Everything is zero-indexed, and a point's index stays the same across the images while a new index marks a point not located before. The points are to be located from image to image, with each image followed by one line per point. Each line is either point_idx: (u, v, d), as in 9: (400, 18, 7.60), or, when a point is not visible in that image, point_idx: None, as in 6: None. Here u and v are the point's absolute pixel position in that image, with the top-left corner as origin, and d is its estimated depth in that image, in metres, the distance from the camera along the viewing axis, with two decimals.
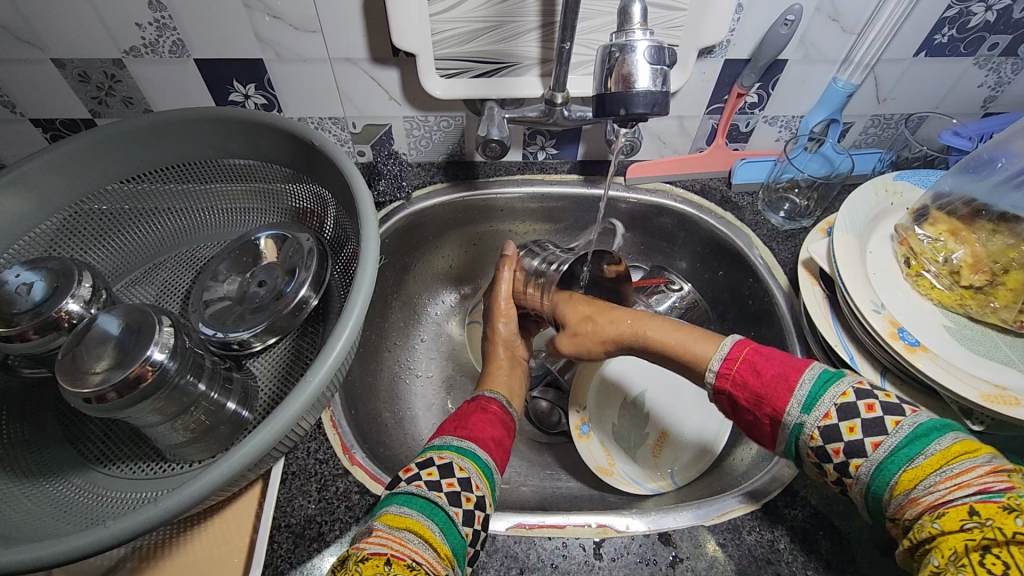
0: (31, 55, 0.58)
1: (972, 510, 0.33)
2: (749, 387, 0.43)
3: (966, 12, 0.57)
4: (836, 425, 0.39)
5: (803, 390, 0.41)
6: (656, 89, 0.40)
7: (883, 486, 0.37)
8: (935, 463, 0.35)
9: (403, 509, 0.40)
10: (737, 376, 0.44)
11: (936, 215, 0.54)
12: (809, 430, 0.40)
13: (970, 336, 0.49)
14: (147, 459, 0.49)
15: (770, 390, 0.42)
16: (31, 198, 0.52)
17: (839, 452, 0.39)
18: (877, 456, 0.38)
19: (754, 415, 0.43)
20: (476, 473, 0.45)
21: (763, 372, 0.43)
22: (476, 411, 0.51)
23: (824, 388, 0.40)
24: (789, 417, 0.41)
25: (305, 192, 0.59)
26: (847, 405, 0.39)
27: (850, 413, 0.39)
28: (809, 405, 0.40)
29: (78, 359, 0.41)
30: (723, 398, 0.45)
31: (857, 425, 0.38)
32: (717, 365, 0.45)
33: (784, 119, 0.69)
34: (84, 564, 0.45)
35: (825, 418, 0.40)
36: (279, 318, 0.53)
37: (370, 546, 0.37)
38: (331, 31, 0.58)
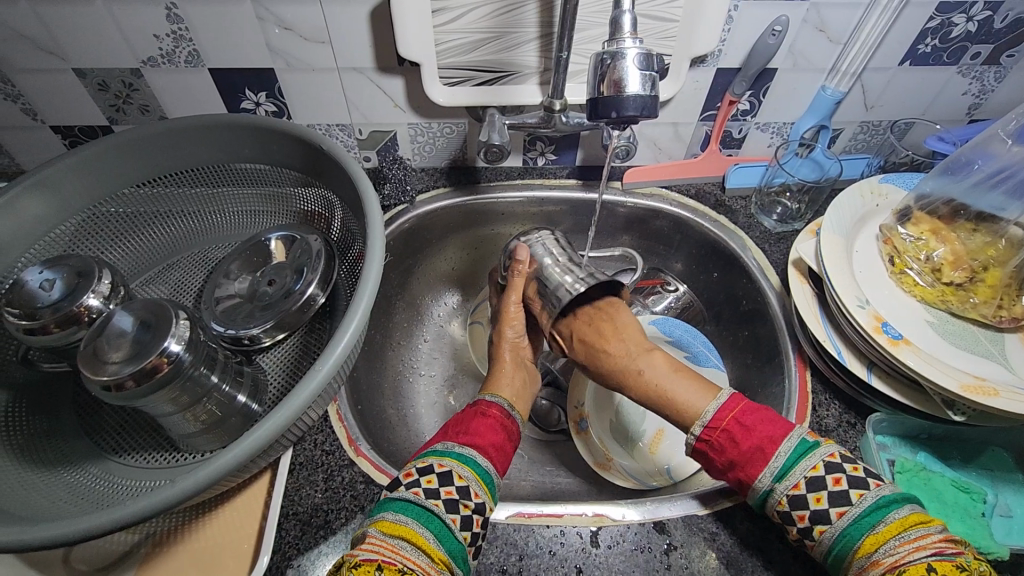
0: (53, 65, 0.61)
1: (930, 567, 0.35)
2: (732, 439, 0.44)
3: (947, 22, 0.59)
4: (803, 495, 0.41)
5: (780, 460, 0.42)
6: (645, 94, 0.43)
7: (846, 550, 0.39)
8: (893, 529, 0.37)
9: (398, 517, 0.40)
10: (725, 431, 0.45)
11: (917, 215, 0.57)
12: (776, 496, 0.42)
13: (952, 330, 0.51)
14: (160, 450, 0.51)
15: (750, 455, 0.43)
16: (52, 201, 0.55)
17: (804, 518, 0.41)
18: (841, 523, 0.40)
19: (729, 469, 0.45)
20: (475, 481, 0.44)
21: (749, 435, 0.44)
22: (477, 416, 0.50)
23: (800, 457, 0.42)
24: (760, 483, 0.43)
25: (314, 196, 0.62)
26: (816, 479, 0.41)
27: (818, 485, 0.41)
28: (782, 475, 0.42)
29: (98, 349, 0.43)
30: (702, 446, 0.46)
31: (824, 496, 0.41)
32: (707, 418, 0.45)
33: (775, 125, 0.71)
34: (100, 549, 0.47)
35: (795, 488, 0.42)
36: (288, 314, 0.56)
37: (362, 552, 0.38)
38: (340, 42, 0.61)
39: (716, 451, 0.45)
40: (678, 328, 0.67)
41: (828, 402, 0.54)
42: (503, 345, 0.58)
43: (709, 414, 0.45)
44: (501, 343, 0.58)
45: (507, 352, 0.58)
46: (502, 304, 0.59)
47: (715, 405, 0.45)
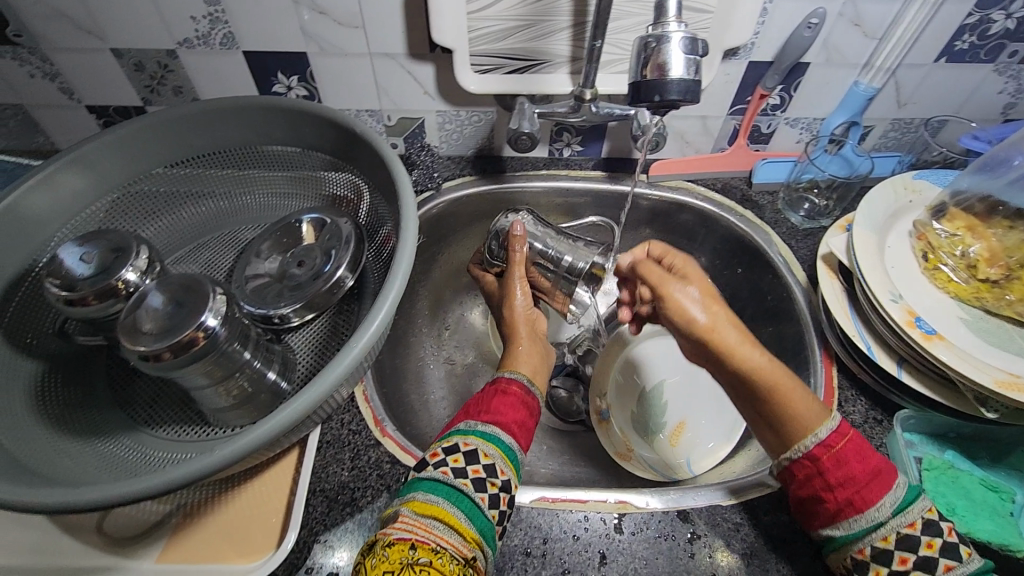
0: (92, 45, 0.62)
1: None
2: (843, 464, 0.41)
3: (986, 19, 0.58)
4: (918, 537, 0.39)
5: (899, 492, 0.40)
6: (689, 77, 0.43)
7: None
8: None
9: (430, 497, 0.40)
10: (834, 457, 0.42)
11: (954, 211, 0.56)
12: (884, 531, 0.39)
13: (986, 327, 0.51)
14: (191, 423, 0.52)
15: (867, 481, 0.41)
16: (89, 177, 0.56)
17: (905, 562, 0.39)
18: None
19: (830, 494, 0.41)
20: (500, 459, 0.44)
21: (865, 460, 0.41)
22: (498, 394, 0.50)
23: (917, 496, 0.40)
24: (878, 511, 0.40)
25: (343, 180, 0.62)
26: (933, 521, 0.39)
27: (935, 531, 0.39)
28: (904, 506, 0.40)
29: (137, 320, 0.43)
30: (807, 466, 0.42)
31: (938, 544, 0.38)
32: (824, 434, 0.42)
33: (805, 121, 0.71)
34: (133, 518, 0.48)
35: (909, 526, 0.39)
36: (317, 296, 0.56)
37: (395, 531, 0.38)
38: (373, 28, 0.61)
39: (820, 472, 0.42)
40: None
41: (855, 398, 0.54)
42: (519, 319, 0.59)
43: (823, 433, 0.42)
44: (515, 319, 0.58)
45: (523, 327, 0.58)
46: (507, 284, 0.60)
47: (829, 427, 0.42)
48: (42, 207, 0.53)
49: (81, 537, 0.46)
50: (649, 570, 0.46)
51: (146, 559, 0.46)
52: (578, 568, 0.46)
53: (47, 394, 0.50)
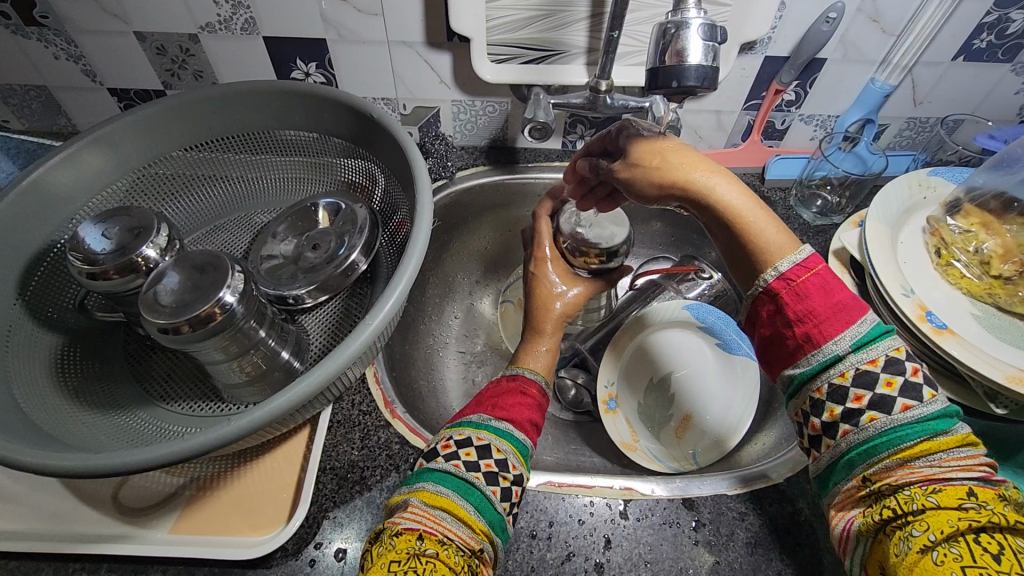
0: (116, 28, 0.63)
1: (972, 491, 0.32)
2: (807, 299, 0.38)
3: (1005, 18, 0.58)
4: (876, 373, 0.36)
5: (862, 327, 0.37)
6: (707, 64, 0.43)
7: (885, 446, 0.35)
8: (951, 442, 0.34)
9: (440, 488, 0.39)
10: (802, 286, 0.38)
11: (967, 207, 0.56)
12: (842, 367, 0.37)
13: (998, 324, 0.51)
14: (205, 399, 0.53)
15: (828, 313, 0.38)
16: (111, 157, 0.57)
17: (860, 399, 0.36)
18: (901, 417, 0.35)
19: (790, 330, 0.39)
20: (513, 454, 0.44)
21: (833, 294, 0.38)
22: (512, 392, 0.49)
23: (882, 335, 0.37)
24: (831, 346, 0.37)
25: (359, 166, 0.63)
26: (897, 360, 0.36)
27: (895, 369, 0.36)
28: (861, 344, 0.37)
29: (157, 294, 0.44)
30: (767, 299, 0.40)
31: (898, 382, 0.36)
32: (785, 267, 0.39)
33: (820, 118, 0.71)
34: (147, 489, 0.49)
35: (869, 363, 0.36)
36: (329, 278, 0.57)
37: (403, 521, 0.37)
38: (393, 16, 0.62)
39: (781, 308, 0.39)
40: (712, 315, 0.68)
41: None
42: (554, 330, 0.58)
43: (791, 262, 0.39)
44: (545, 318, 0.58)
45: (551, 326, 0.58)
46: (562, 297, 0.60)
47: (792, 259, 0.39)
48: (65, 185, 0.54)
49: (97, 507, 0.47)
50: (653, 556, 0.47)
51: (159, 529, 0.46)
52: (583, 552, 0.47)
53: (67, 366, 0.51)
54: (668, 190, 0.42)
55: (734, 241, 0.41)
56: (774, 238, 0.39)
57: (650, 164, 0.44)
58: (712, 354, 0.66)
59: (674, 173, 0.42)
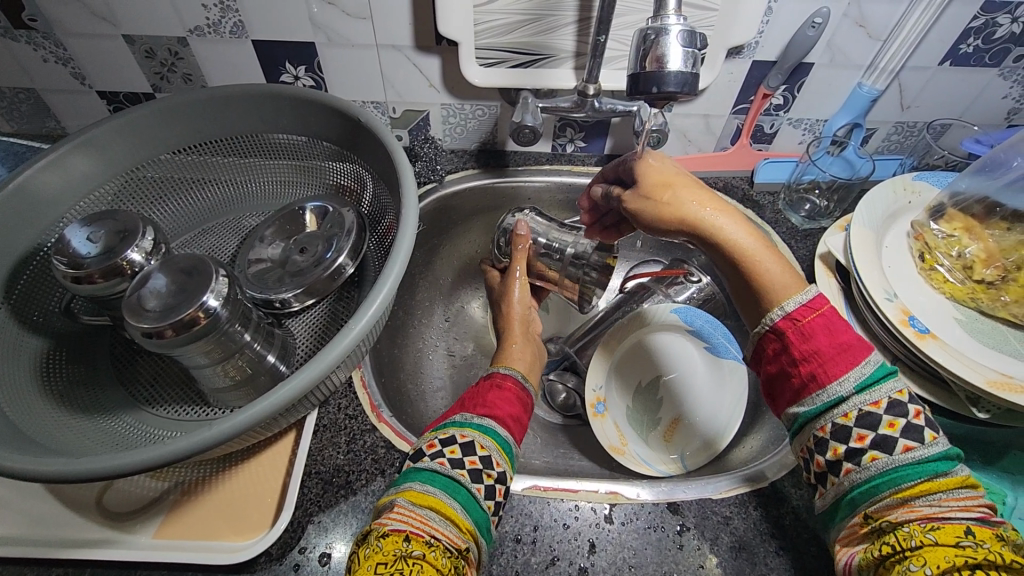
0: (104, 31, 0.63)
1: (969, 530, 0.32)
2: (812, 340, 0.39)
3: (991, 23, 0.58)
4: (880, 415, 0.36)
5: (867, 369, 0.37)
6: (687, 70, 0.43)
7: (887, 486, 0.35)
8: (952, 483, 0.34)
9: (426, 488, 0.39)
10: (807, 324, 0.39)
11: (951, 212, 0.57)
12: (845, 408, 0.37)
13: (981, 328, 0.51)
14: (191, 403, 0.53)
15: (833, 354, 0.38)
16: (99, 160, 0.56)
17: (863, 440, 0.36)
18: (903, 458, 0.35)
19: (795, 369, 0.39)
20: (496, 451, 0.44)
21: (838, 335, 0.38)
22: (493, 389, 0.50)
23: (887, 375, 0.37)
24: (836, 387, 0.37)
25: (347, 169, 0.63)
26: (901, 402, 0.36)
27: (899, 410, 0.36)
28: (866, 385, 0.37)
29: (141, 298, 0.44)
30: (772, 340, 0.40)
31: (901, 424, 0.36)
32: (791, 307, 0.39)
33: (808, 122, 0.71)
34: (131, 493, 0.49)
35: (872, 405, 0.36)
36: (317, 282, 0.57)
37: (390, 522, 0.37)
38: (381, 20, 0.62)
39: (786, 347, 0.39)
40: (700, 319, 0.68)
41: None
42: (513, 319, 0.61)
43: (797, 301, 0.39)
44: (510, 320, 0.61)
45: (517, 328, 0.60)
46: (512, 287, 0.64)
47: (800, 298, 0.39)
48: (51, 188, 0.54)
49: (81, 512, 0.47)
50: (638, 560, 0.47)
51: (143, 534, 0.46)
52: (567, 556, 0.47)
53: (51, 370, 0.51)
54: (677, 227, 0.44)
55: (740, 278, 0.42)
56: (782, 279, 0.40)
57: (659, 198, 0.46)
58: (700, 358, 0.66)
59: (682, 212, 0.44)
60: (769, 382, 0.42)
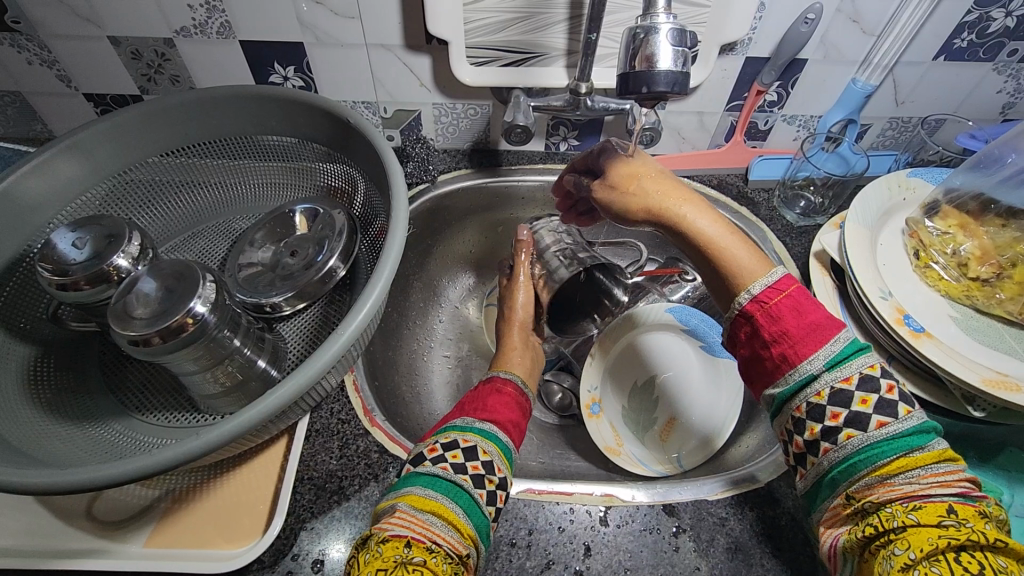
0: (89, 32, 0.62)
1: (951, 509, 0.31)
2: (782, 320, 0.39)
3: (985, 17, 0.58)
4: (851, 392, 0.36)
5: (835, 346, 0.37)
6: (677, 69, 0.43)
7: (866, 464, 0.35)
8: (928, 458, 0.34)
9: (429, 492, 0.39)
10: (775, 305, 0.39)
11: (945, 209, 0.57)
12: (817, 386, 0.37)
13: (975, 326, 0.51)
14: (181, 410, 0.53)
15: (802, 333, 0.38)
16: (85, 164, 0.56)
17: (836, 417, 0.36)
18: (877, 434, 0.35)
19: (767, 351, 0.39)
20: (497, 456, 0.44)
21: (806, 315, 0.39)
22: (492, 393, 0.50)
23: (857, 352, 0.37)
24: (806, 366, 0.37)
25: (338, 171, 0.62)
26: (872, 377, 0.36)
27: (869, 386, 0.36)
28: (836, 362, 0.37)
29: (127, 305, 0.43)
30: (743, 325, 0.41)
31: (873, 400, 0.36)
32: (756, 290, 0.40)
33: (802, 118, 0.71)
34: (121, 502, 0.48)
35: (844, 381, 0.36)
36: (307, 285, 0.56)
37: (391, 527, 0.36)
38: (370, 19, 0.61)
39: (756, 330, 0.40)
40: (695, 318, 0.67)
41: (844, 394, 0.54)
42: (513, 325, 0.61)
43: (760, 284, 0.40)
44: (512, 326, 0.61)
45: (517, 335, 0.61)
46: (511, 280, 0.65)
47: (766, 280, 0.40)
48: (36, 194, 0.53)
49: (71, 521, 0.47)
50: (634, 563, 0.46)
51: (134, 543, 0.46)
52: (562, 560, 0.46)
53: (39, 378, 0.50)
54: (647, 218, 0.47)
55: (710, 267, 0.43)
56: (745, 262, 0.41)
57: (627, 191, 0.49)
58: (695, 357, 0.66)
59: (649, 203, 0.47)
60: (747, 367, 0.42)
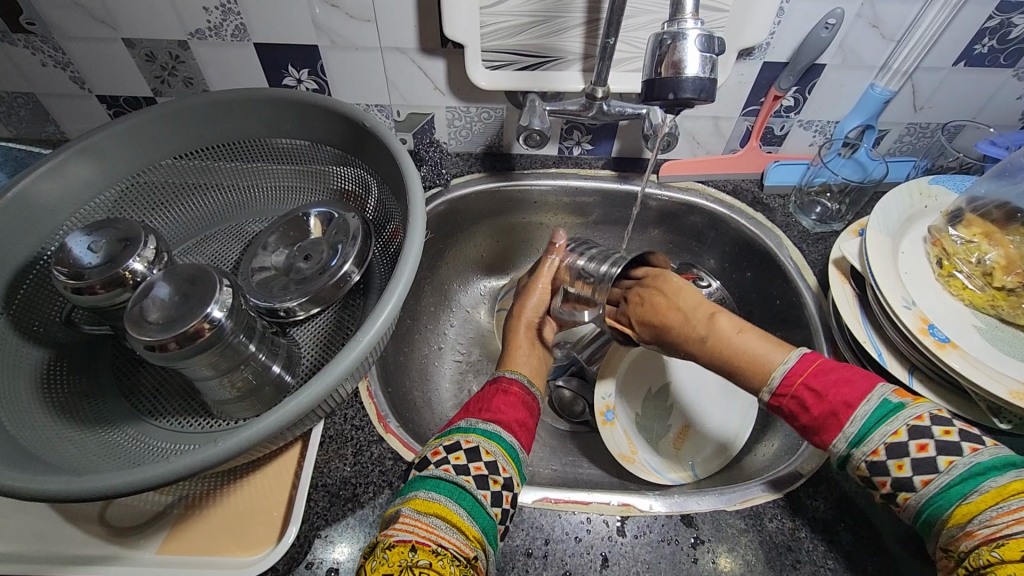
0: (104, 34, 0.62)
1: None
2: (810, 399, 0.42)
3: (1007, 23, 0.57)
4: (884, 462, 0.39)
5: (854, 426, 0.40)
6: (704, 76, 0.42)
7: (938, 517, 0.36)
8: (990, 498, 0.34)
9: (430, 494, 0.39)
10: (794, 397, 0.43)
11: (970, 217, 0.56)
12: (855, 462, 0.40)
13: (1000, 337, 0.50)
14: (195, 414, 0.52)
15: (823, 418, 0.42)
16: (99, 165, 0.55)
17: (886, 485, 0.39)
18: (927, 491, 0.37)
19: (806, 430, 0.43)
20: (502, 456, 0.43)
21: (825, 395, 0.42)
22: (497, 394, 0.49)
23: (876, 424, 0.39)
24: (834, 449, 0.41)
25: (352, 174, 0.62)
26: (898, 444, 0.38)
27: (900, 452, 0.38)
28: (858, 440, 0.40)
29: (143, 310, 0.43)
30: (779, 410, 0.45)
31: (908, 463, 0.38)
32: (780, 377, 0.44)
33: (819, 124, 0.70)
34: (135, 507, 0.48)
35: (874, 454, 0.39)
36: (322, 290, 0.56)
37: (396, 532, 0.36)
38: (385, 22, 0.61)
39: (788, 413, 0.44)
40: None
41: None
42: (520, 321, 0.60)
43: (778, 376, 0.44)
44: (519, 321, 0.61)
45: (523, 330, 0.60)
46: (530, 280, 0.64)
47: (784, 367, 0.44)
48: (50, 197, 0.53)
49: (84, 527, 0.46)
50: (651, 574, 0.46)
51: (147, 550, 0.46)
52: (580, 570, 0.46)
53: (53, 381, 0.50)
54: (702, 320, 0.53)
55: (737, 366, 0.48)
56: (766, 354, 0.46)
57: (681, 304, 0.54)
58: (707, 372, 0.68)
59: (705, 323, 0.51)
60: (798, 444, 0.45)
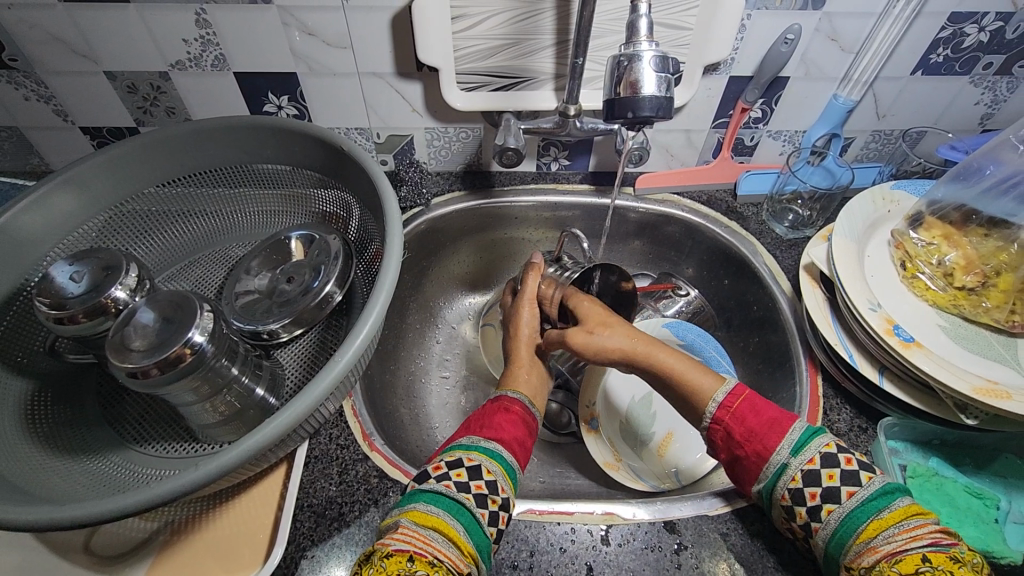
0: (86, 68, 0.63)
1: (925, 557, 0.35)
2: (747, 417, 0.45)
3: (959, 32, 0.60)
4: (818, 471, 0.41)
5: (793, 435, 0.43)
6: (661, 94, 0.45)
7: (849, 533, 0.39)
8: (897, 516, 0.37)
9: (431, 508, 0.40)
10: (735, 413, 0.45)
11: (930, 220, 0.58)
12: (791, 472, 0.42)
13: (964, 334, 0.53)
14: (179, 440, 0.53)
15: (764, 429, 0.44)
16: (83, 197, 0.56)
17: (814, 496, 0.41)
18: (850, 504, 0.39)
19: (743, 451, 0.44)
20: (502, 476, 0.44)
21: (761, 414, 0.45)
22: (499, 411, 0.50)
23: (812, 435, 0.43)
24: (777, 457, 0.43)
25: (332, 197, 0.63)
26: (830, 455, 0.41)
27: (831, 461, 0.41)
28: (798, 448, 0.42)
29: (124, 337, 0.44)
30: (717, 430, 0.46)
31: (838, 474, 0.41)
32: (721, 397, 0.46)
33: (786, 133, 0.72)
34: (120, 535, 0.48)
35: (808, 463, 0.42)
36: (304, 310, 0.56)
37: (394, 542, 0.37)
38: (362, 49, 0.62)
39: (727, 432, 0.45)
40: (691, 333, 0.69)
41: (840, 406, 0.54)
42: (520, 342, 0.59)
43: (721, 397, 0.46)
44: (516, 338, 0.60)
45: (523, 349, 0.59)
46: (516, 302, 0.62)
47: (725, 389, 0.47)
48: (35, 227, 0.53)
49: (69, 557, 0.46)
50: None
51: None
52: None
53: (37, 411, 0.50)
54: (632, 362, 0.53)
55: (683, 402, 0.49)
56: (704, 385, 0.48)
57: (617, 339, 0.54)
58: None
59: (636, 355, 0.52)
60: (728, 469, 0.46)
